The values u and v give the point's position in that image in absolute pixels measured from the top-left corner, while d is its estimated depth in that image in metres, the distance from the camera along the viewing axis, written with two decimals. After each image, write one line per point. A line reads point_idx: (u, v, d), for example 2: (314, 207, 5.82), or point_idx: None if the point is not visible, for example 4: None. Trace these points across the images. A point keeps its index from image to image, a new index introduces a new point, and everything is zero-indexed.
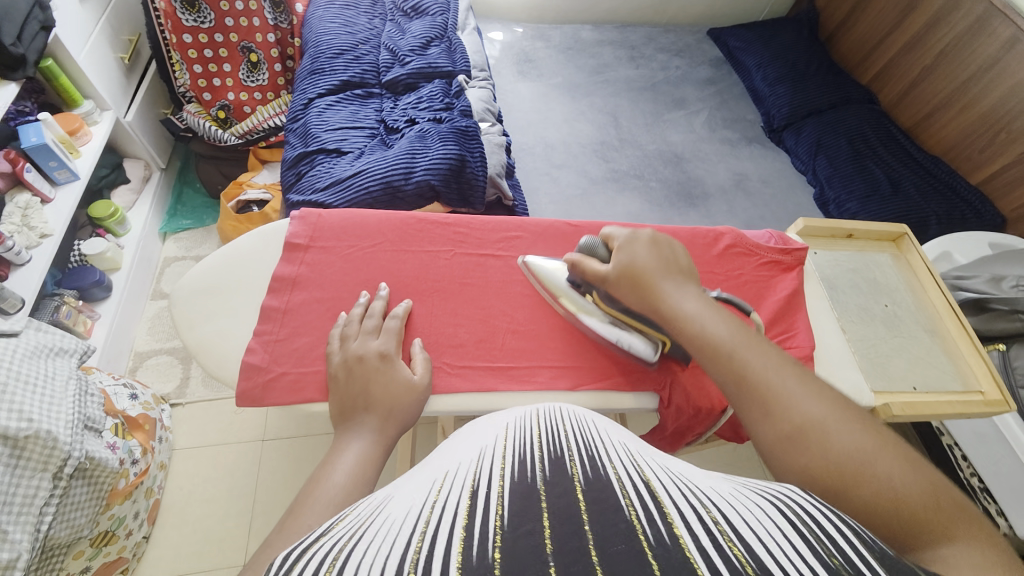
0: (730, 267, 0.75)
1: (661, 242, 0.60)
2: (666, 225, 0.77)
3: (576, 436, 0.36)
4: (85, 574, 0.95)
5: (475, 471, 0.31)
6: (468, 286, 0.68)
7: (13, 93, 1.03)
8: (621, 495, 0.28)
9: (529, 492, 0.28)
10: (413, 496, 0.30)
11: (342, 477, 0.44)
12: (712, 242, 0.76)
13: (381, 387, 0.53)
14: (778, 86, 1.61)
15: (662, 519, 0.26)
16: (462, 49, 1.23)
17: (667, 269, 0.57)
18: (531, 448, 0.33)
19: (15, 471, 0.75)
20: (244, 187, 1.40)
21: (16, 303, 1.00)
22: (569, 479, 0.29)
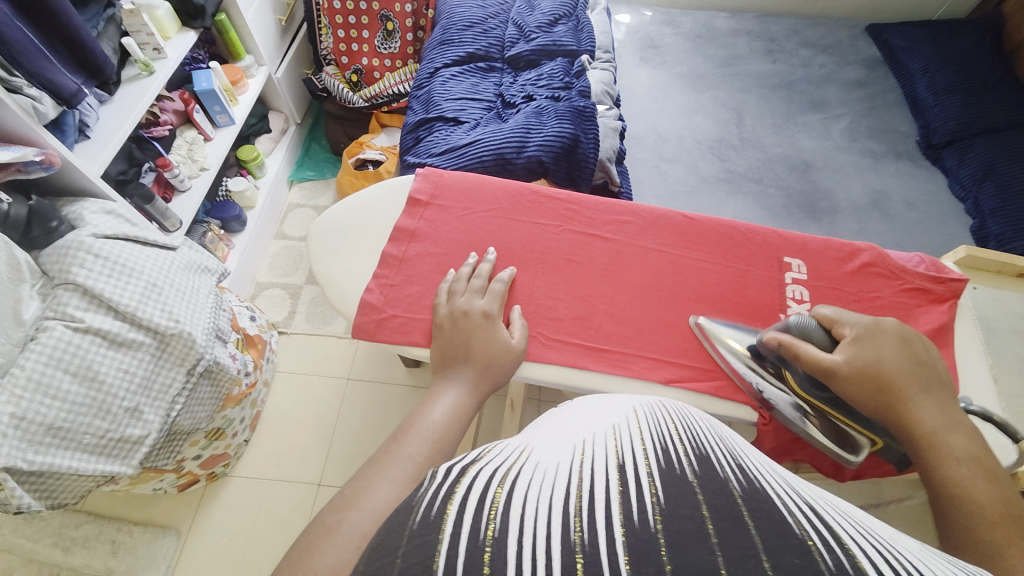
0: (864, 288, 0.67)
1: (910, 336, 0.52)
2: (794, 232, 0.71)
3: (718, 440, 0.36)
4: (197, 460, 1.12)
5: (617, 447, 0.34)
6: (573, 264, 0.67)
7: (191, 39, 1.20)
8: (796, 524, 0.26)
9: (683, 482, 0.29)
10: (559, 451, 0.34)
11: (439, 418, 0.47)
12: (846, 257, 0.68)
13: (482, 343, 0.55)
14: (945, 96, 1.38)
15: (841, 550, 0.25)
16: (588, 29, 1.20)
17: (928, 379, 0.49)
18: (675, 439, 0.35)
19: (160, 361, 0.90)
20: (365, 146, 1.51)
21: (176, 224, 1.18)
22: (724, 481, 0.30)
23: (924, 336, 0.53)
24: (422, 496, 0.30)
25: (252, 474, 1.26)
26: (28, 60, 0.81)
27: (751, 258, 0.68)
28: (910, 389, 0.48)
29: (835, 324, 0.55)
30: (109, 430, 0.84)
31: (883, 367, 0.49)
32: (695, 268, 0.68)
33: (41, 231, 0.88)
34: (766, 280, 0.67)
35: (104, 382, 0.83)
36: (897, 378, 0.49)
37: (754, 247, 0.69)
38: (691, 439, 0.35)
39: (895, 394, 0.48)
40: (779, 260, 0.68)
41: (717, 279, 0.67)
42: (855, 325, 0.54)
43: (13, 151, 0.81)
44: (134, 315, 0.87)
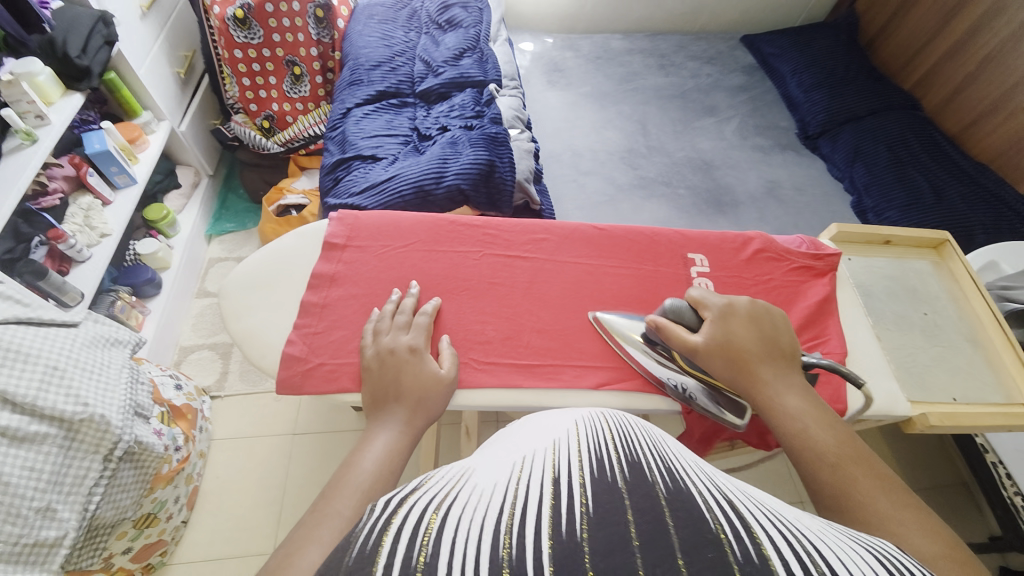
0: (759, 272, 0.74)
1: (759, 312, 0.61)
2: (694, 230, 0.77)
3: (649, 446, 0.39)
4: (128, 554, 1.01)
5: (553, 461, 0.36)
6: (497, 286, 0.69)
7: (78, 102, 1.13)
8: (712, 520, 0.30)
9: (613, 488, 0.32)
10: (498, 472, 0.35)
11: (371, 465, 0.47)
12: (740, 247, 0.76)
13: (411, 377, 0.56)
14: (814, 93, 1.57)
15: (750, 540, 0.29)
16: (493, 59, 1.26)
17: (768, 350, 0.57)
18: (610, 449, 0.37)
19: (69, 452, 0.81)
20: (285, 192, 1.47)
21: (76, 297, 1.07)
22: (650, 485, 0.33)
23: (771, 309, 0.62)
24: (359, 533, 0.32)
25: (195, 557, 1.15)
26: None
27: (659, 258, 0.73)
28: (761, 363, 0.56)
29: (700, 306, 0.61)
30: (23, 535, 0.75)
31: (739, 346, 0.57)
32: (612, 274, 0.72)
33: None
34: (675, 277, 0.72)
35: (8, 485, 0.74)
36: (750, 354, 0.57)
37: (661, 249, 0.74)
38: (628, 446, 0.38)
39: (751, 370, 0.56)
40: (684, 257, 0.74)
41: (632, 282, 0.71)
42: (714, 307, 0.61)
43: None
44: (33, 405, 0.79)
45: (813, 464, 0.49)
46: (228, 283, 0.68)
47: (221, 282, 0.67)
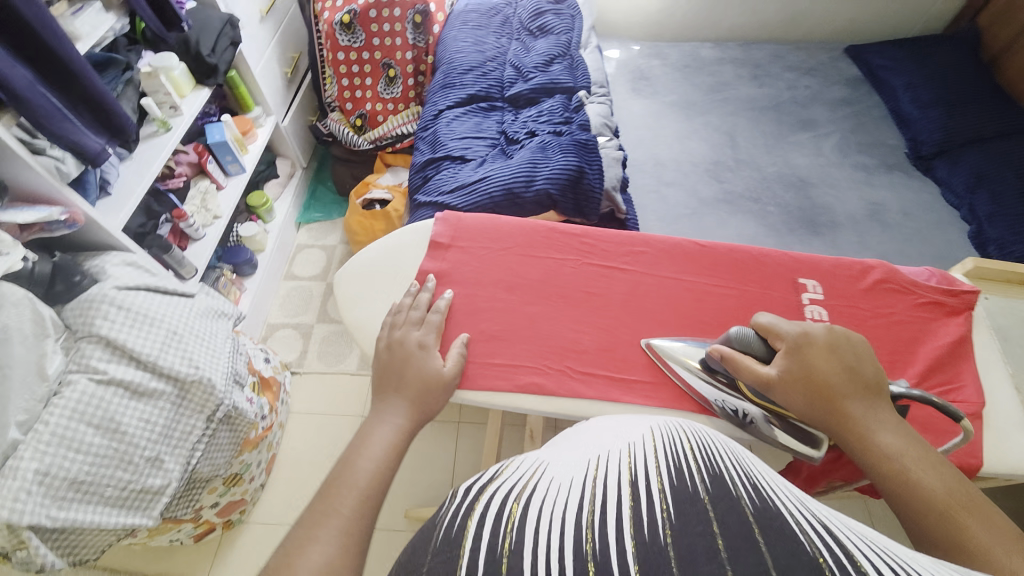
0: (879, 304, 0.68)
1: (838, 341, 0.55)
2: (805, 254, 0.73)
3: (734, 462, 0.36)
4: (216, 506, 1.10)
5: (629, 463, 0.36)
6: (591, 296, 0.69)
7: (205, 97, 1.23)
8: (808, 543, 0.26)
9: (693, 496, 0.30)
10: (574, 469, 0.36)
11: (371, 461, 0.49)
12: (859, 276, 0.70)
13: (416, 370, 0.57)
14: (930, 110, 1.44)
15: (855, 570, 0.25)
16: (583, 66, 1.26)
17: (856, 383, 0.53)
18: (689, 458, 0.36)
19: (181, 409, 0.91)
20: (371, 187, 1.55)
21: (191, 271, 1.20)
22: (735, 498, 0.30)
23: (853, 338, 0.56)
24: (444, 517, 0.33)
25: (269, 519, 1.24)
26: (53, 124, 0.79)
27: (765, 281, 0.70)
28: (846, 397, 0.52)
29: (771, 336, 0.58)
30: (131, 482, 0.84)
31: (816, 380, 0.53)
32: (713, 294, 0.69)
33: (64, 286, 0.88)
34: (783, 302, 0.68)
35: (126, 433, 0.83)
36: (834, 388, 0.52)
37: (767, 271, 0.71)
38: (707, 456, 0.36)
39: (835, 405, 0.51)
40: (794, 282, 0.70)
41: (735, 304, 0.68)
42: (788, 335, 0.57)
43: (38, 211, 0.82)
44: (155, 363, 0.88)
45: (925, 515, 0.44)
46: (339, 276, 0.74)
47: (338, 272, 0.73)
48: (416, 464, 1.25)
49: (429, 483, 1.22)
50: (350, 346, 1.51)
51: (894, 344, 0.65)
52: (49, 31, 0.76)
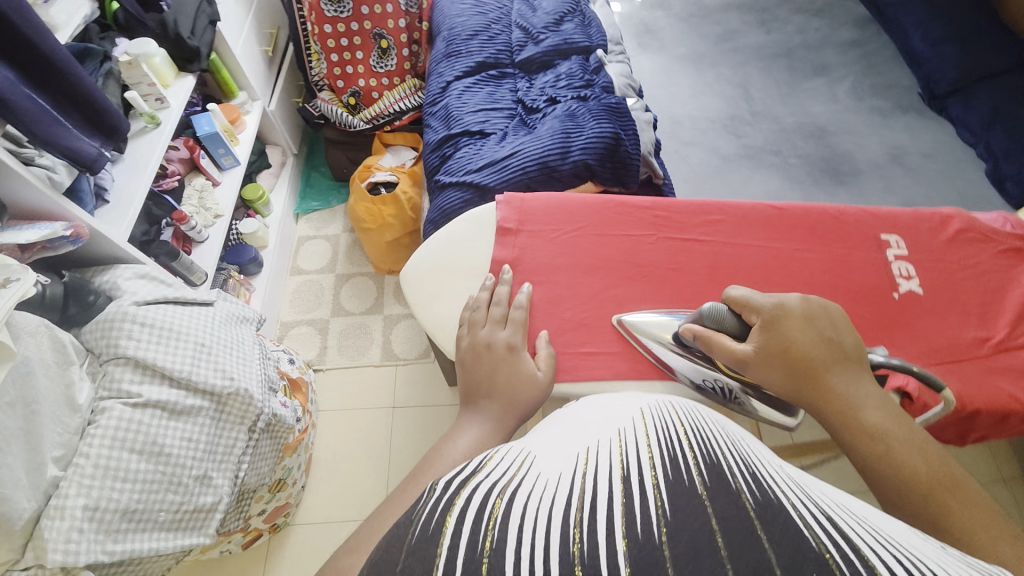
0: (962, 255, 0.71)
1: (815, 311, 0.55)
2: (882, 209, 0.74)
3: (730, 444, 0.31)
4: (263, 514, 1.08)
5: (622, 453, 0.29)
6: (676, 271, 0.70)
7: (190, 85, 1.13)
8: (812, 536, 0.22)
9: (688, 489, 0.25)
10: (561, 461, 0.30)
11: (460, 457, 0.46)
12: (940, 226, 0.73)
13: (505, 375, 0.55)
14: (942, 46, 1.40)
15: (862, 562, 0.21)
16: (596, 23, 1.19)
17: (836, 357, 0.51)
18: (684, 444, 0.30)
19: (221, 423, 0.86)
20: (373, 169, 1.47)
21: (201, 276, 1.12)
22: (735, 491, 0.25)
23: (829, 307, 0.55)
24: (421, 512, 0.28)
25: (315, 519, 1.23)
26: (42, 129, 0.71)
27: (849, 241, 0.71)
28: (825, 371, 0.50)
29: (747, 310, 0.56)
30: (183, 503, 0.80)
31: (791, 353, 0.51)
32: (799, 258, 0.70)
33: (78, 308, 0.82)
34: (868, 260, 0.70)
35: (171, 455, 0.79)
36: (814, 362, 0.50)
37: (848, 229, 0.72)
38: (704, 438, 0.31)
39: (815, 381, 0.50)
40: (877, 239, 0.71)
41: (822, 265, 0.69)
42: (764, 308, 0.56)
43: (39, 229, 0.74)
44: (189, 379, 0.83)
45: (904, 493, 0.41)
46: (404, 274, 0.73)
47: (405, 269, 0.72)
48: None
49: None
50: (370, 338, 1.47)
51: (981, 294, 0.68)
52: (24, 21, 0.66)
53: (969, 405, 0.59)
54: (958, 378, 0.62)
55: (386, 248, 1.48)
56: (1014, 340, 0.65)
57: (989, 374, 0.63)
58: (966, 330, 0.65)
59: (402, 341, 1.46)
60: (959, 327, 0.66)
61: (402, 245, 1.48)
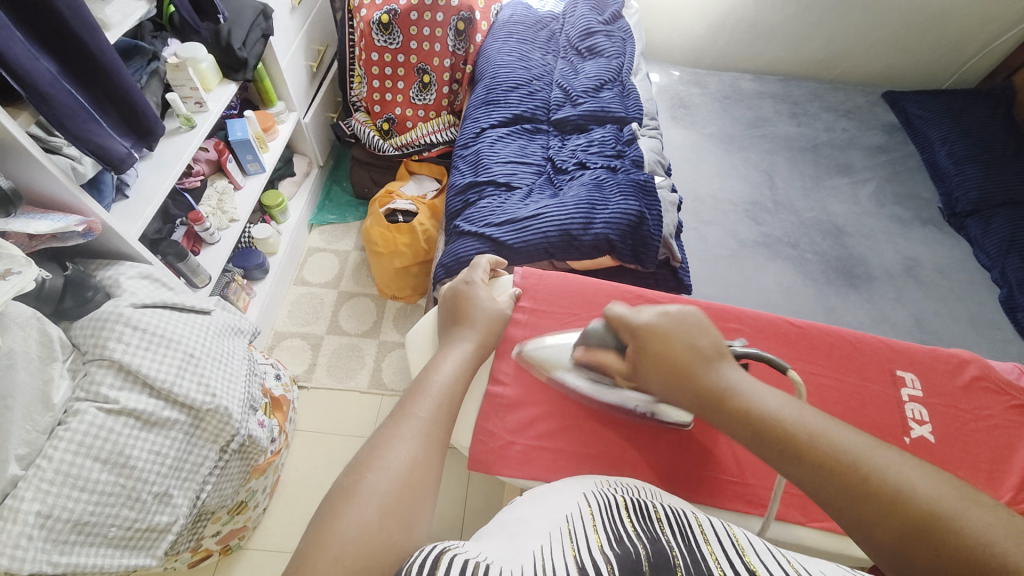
0: (977, 404, 0.73)
1: (680, 324, 0.63)
2: (903, 343, 0.77)
3: (665, 533, 0.44)
4: (217, 536, 1.03)
5: (572, 544, 0.41)
6: None
7: (232, 92, 1.15)
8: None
9: (634, 564, 0.38)
10: (524, 555, 0.40)
11: (449, 374, 0.60)
12: (956, 371, 0.76)
13: (466, 301, 0.72)
14: (966, 166, 1.42)
15: None
16: (635, 95, 1.22)
17: (699, 357, 0.60)
18: (627, 534, 0.43)
19: (193, 440, 0.83)
20: (394, 196, 1.48)
21: (205, 279, 1.12)
22: (671, 568, 0.38)
23: (686, 315, 0.64)
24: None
25: (270, 546, 1.17)
26: (75, 125, 0.72)
27: (865, 371, 0.74)
28: (696, 371, 0.59)
29: (618, 326, 0.66)
30: (137, 520, 0.76)
31: (664, 365, 0.61)
32: (812, 381, 0.73)
33: (74, 302, 0.81)
34: (882, 395, 0.73)
35: (135, 468, 0.76)
36: (680, 363, 0.60)
37: (865, 360, 0.75)
38: (641, 520, 0.46)
39: (689, 381, 0.59)
40: (893, 374, 0.74)
41: (835, 394, 0.72)
42: (634, 325, 0.64)
43: (52, 220, 0.74)
44: (170, 391, 0.80)
45: (786, 459, 0.52)
46: (408, 337, 0.80)
47: (409, 333, 0.80)
48: None
49: (443, 517, 1.14)
50: (362, 361, 1.44)
51: (994, 451, 0.70)
52: (77, 19, 0.69)
53: None
54: None
55: (394, 275, 1.47)
56: (1021, 507, 0.66)
57: None
58: (975, 489, 0.67)
59: (393, 369, 1.43)
60: (969, 485, 0.68)
61: (411, 274, 1.48)
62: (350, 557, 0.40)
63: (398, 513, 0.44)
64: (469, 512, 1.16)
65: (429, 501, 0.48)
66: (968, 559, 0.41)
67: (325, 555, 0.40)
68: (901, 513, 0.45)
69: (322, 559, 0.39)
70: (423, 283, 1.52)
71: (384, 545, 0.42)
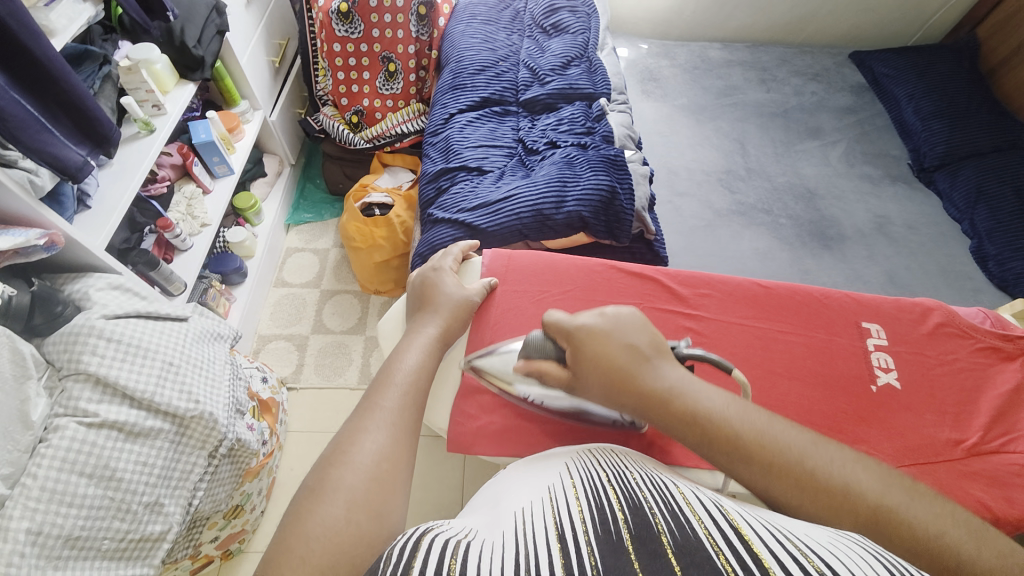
0: (942, 349, 0.76)
1: (613, 324, 0.62)
2: (868, 297, 0.79)
3: (656, 502, 0.45)
4: (215, 541, 1.03)
5: (561, 515, 0.41)
6: None
7: (191, 92, 1.12)
8: (705, 541, 0.37)
9: (620, 531, 0.39)
10: (512, 528, 0.40)
11: (413, 362, 0.61)
12: (920, 319, 0.78)
13: (431, 288, 0.73)
14: (933, 122, 1.44)
15: (737, 551, 0.36)
16: (602, 71, 1.21)
17: (638, 356, 0.59)
18: (614, 505, 0.43)
19: (180, 446, 0.82)
20: (369, 189, 1.46)
21: (180, 287, 1.11)
22: (656, 533, 0.38)
23: (620, 314, 0.64)
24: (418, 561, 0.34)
25: None
26: (27, 136, 0.70)
27: (833, 326, 0.76)
28: (634, 371, 0.58)
29: (554, 331, 0.64)
30: (130, 531, 0.76)
31: (603, 367, 0.59)
32: (782, 340, 0.75)
33: (44, 318, 0.79)
34: (850, 347, 0.75)
35: (123, 480, 0.75)
36: (618, 364, 0.58)
37: (833, 315, 0.77)
38: (626, 492, 0.46)
39: (627, 384, 0.57)
40: (859, 326, 0.76)
41: (805, 350, 0.74)
42: (567, 330, 0.63)
43: (12, 236, 0.72)
44: (151, 401, 0.79)
45: (737, 463, 0.52)
46: (380, 327, 0.79)
47: (381, 322, 0.79)
48: (423, 484, 1.18)
49: (440, 505, 1.15)
50: (349, 358, 1.44)
51: (958, 393, 0.73)
52: (22, 26, 0.66)
53: None
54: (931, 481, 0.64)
55: (374, 269, 1.46)
56: (987, 444, 0.68)
57: (961, 478, 0.66)
58: (941, 431, 0.69)
59: (381, 364, 1.42)
60: (935, 427, 0.70)
61: (392, 267, 1.47)
62: (319, 555, 0.40)
63: (368, 506, 0.45)
64: (466, 497, 1.17)
65: (401, 491, 0.48)
66: (912, 546, 0.45)
67: (293, 555, 0.40)
68: (850, 509, 0.47)
69: (290, 561, 0.40)
70: (405, 276, 1.51)
71: (352, 542, 0.42)
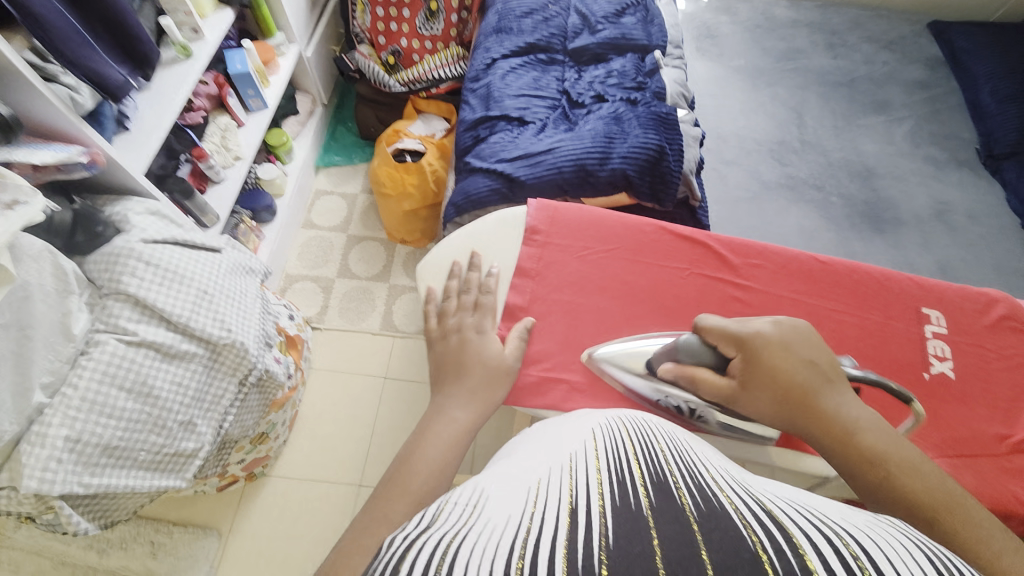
0: (1003, 343, 0.72)
1: (787, 334, 0.57)
2: (931, 281, 0.75)
3: (678, 475, 0.38)
4: (241, 462, 1.08)
5: (567, 484, 0.35)
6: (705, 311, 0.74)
7: (229, 18, 1.09)
8: (741, 524, 0.30)
9: (636, 505, 0.32)
10: (512, 501, 0.34)
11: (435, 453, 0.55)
12: (983, 310, 0.74)
13: (455, 355, 0.67)
14: (1012, 105, 1.32)
15: (781, 539, 0.29)
16: (659, 21, 1.13)
17: (821, 378, 0.54)
18: (631, 473, 0.36)
19: (213, 372, 0.85)
20: (402, 135, 1.42)
21: (213, 219, 1.12)
22: (680, 508, 0.32)
23: (799, 325, 0.58)
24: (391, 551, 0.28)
25: (292, 473, 1.23)
26: (69, 49, 0.70)
27: (890, 310, 0.73)
28: (817, 398, 0.53)
29: (720, 338, 0.59)
30: (164, 445, 0.80)
31: (780, 385, 0.53)
32: (836, 319, 0.72)
33: (86, 236, 0.81)
34: (906, 333, 0.71)
35: (159, 397, 0.78)
36: (802, 388, 0.53)
37: (890, 298, 0.73)
38: (650, 459, 0.40)
39: (805, 404, 0.52)
40: (918, 312, 0.73)
41: (857, 331, 0.71)
42: (737, 334, 0.58)
43: (55, 150, 0.73)
44: (187, 325, 0.81)
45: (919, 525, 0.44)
46: (420, 268, 0.79)
47: (420, 264, 0.78)
48: None
49: None
50: (373, 304, 1.45)
51: (1015, 390, 0.70)
52: None
53: (976, 504, 0.62)
54: (972, 475, 0.64)
55: (403, 218, 1.45)
56: None
57: (1006, 476, 0.65)
58: (991, 426, 0.67)
59: (404, 312, 1.44)
60: (986, 422, 0.67)
61: (420, 217, 1.46)
62: None
63: None
64: (480, 446, 1.20)
65: None
66: None
67: None
68: None
69: None
70: (433, 227, 1.50)
71: None
